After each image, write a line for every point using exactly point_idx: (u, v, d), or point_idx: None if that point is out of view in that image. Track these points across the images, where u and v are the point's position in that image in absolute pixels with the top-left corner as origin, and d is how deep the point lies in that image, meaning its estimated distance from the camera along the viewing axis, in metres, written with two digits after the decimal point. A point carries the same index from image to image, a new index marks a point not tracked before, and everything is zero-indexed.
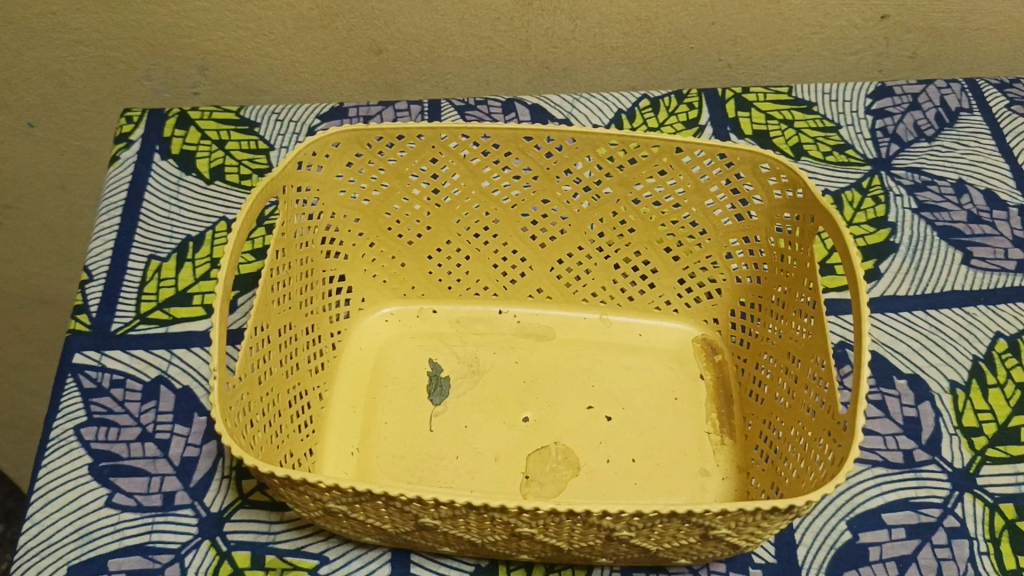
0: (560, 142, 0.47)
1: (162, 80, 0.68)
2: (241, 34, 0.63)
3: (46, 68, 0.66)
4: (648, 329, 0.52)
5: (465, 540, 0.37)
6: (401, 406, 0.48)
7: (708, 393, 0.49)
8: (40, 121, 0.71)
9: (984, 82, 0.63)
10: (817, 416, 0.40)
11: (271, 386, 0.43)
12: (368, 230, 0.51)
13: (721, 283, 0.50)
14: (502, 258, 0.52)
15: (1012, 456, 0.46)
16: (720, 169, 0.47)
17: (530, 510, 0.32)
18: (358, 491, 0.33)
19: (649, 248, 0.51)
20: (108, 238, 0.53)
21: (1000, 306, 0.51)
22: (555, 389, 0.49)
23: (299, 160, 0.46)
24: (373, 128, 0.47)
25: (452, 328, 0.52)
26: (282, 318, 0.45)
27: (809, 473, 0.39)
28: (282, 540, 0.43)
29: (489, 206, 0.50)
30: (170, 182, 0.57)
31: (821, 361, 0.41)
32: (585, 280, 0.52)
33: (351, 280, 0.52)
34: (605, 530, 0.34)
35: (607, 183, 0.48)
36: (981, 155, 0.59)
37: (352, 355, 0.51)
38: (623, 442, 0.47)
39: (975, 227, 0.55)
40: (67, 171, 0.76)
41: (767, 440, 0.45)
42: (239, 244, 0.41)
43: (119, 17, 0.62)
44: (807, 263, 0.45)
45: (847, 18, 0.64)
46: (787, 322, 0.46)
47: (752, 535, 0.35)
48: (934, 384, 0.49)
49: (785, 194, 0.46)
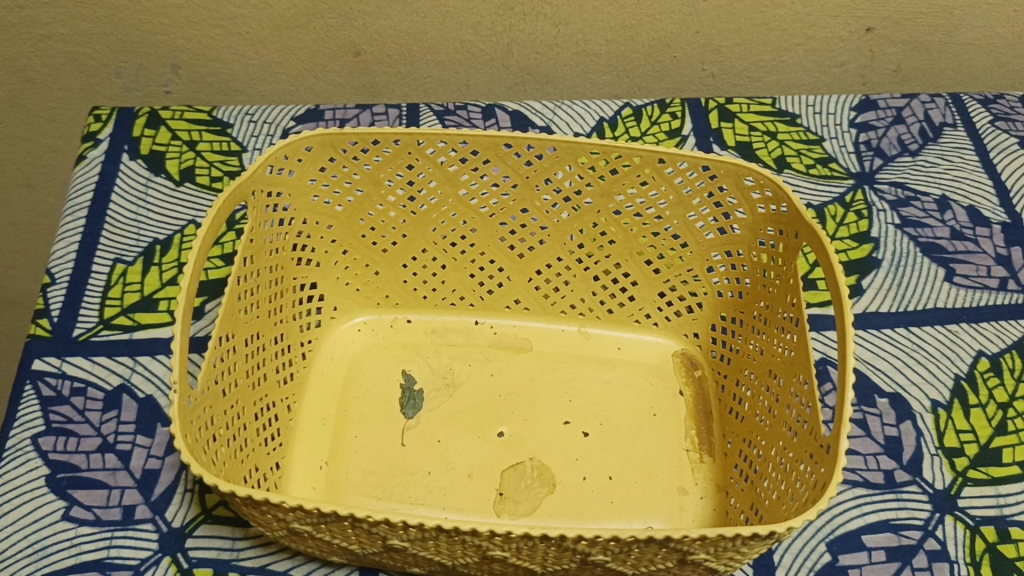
0: (539, 151, 0.46)
1: (133, 77, 0.66)
2: (216, 33, 0.62)
3: (12, 62, 0.64)
4: (627, 342, 0.51)
5: (435, 561, 0.36)
6: (373, 420, 0.47)
7: (687, 409, 0.48)
8: (6, 117, 0.69)
9: (968, 97, 0.63)
10: (799, 437, 0.39)
11: (237, 398, 0.41)
12: (341, 236, 0.49)
13: (702, 296, 0.49)
14: (479, 268, 0.51)
15: (994, 477, 0.45)
16: (704, 181, 0.46)
17: (503, 534, 0.31)
18: (324, 512, 0.32)
19: (630, 260, 0.49)
20: (72, 239, 0.52)
21: (982, 324, 0.51)
22: (532, 403, 0.48)
23: (270, 165, 0.44)
24: (346, 133, 0.45)
25: (427, 338, 0.51)
26: (250, 328, 0.44)
27: (789, 496, 0.38)
28: (245, 557, 0.41)
29: (466, 214, 0.49)
30: (138, 183, 0.55)
31: (804, 380, 0.40)
32: (564, 292, 0.51)
33: (323, 288, 0.51)
34: (580, 554, 0.33)
35: (588, 193, 0.47)
36: (965, 171, 0.58)
37: (322, 365, 0.50)
38: (600, 459, 0.46)
39: (958, 244, 0.54)
40: (34, 169, 0.74)
41: (747, 459, 0.44)
42: (204, 250, 0.39)
43: (89, 12, 0.60)
44: (791, 279, 0.44)
45: (833, 30, 0.63)
46: (768, 339, 0.45)
47: (732, 559, 0.34)
48: (915, 403, 0.48)
49: (770, 208, 0.45)
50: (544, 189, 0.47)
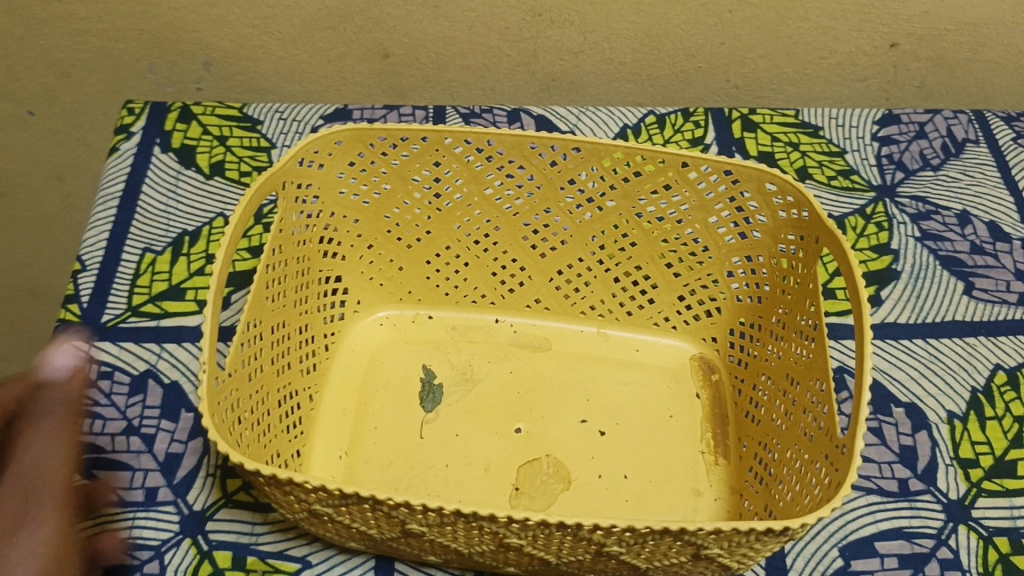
0: (563, 151, 0.47)
1: (165, 74, 0.67)
2: (248, 31, 0.63)
3: (49, 56, 0.65)
4: (645, 345, 0.52)
5: (451, 549, 0.36)
6: (392, 412, 0.48)
7: (703, 412, 0.48)
8: (41, 109, 0.70)
9: (990, 114, 0.63)
10: (814, 439, 0.40)
11: (262, 383, 0.42)
12: (367, 231, 0.50)
13: (721, 301, 0.50)
14: (502, 267, 0.52)
15: (1008, 489, 0.45)
16: (726, 187, 0.46)
17: (519, 521, 0.32)
18: (344, 493, 0.32)
19: (650, 263, 0.50)
20: (103, 228, 0.53)
21: (1000, 338, 0.51)
22: (549, 401, 0.48)
23: (301, 157, 0.45)
24: (376, 129, 0.46)
25: (448, 335, 0.52)
26: (276, 317, 0.44)
27: (803, 496, 0.39)
28: (264, 542, 0.42)
29: (490, 213, 0.50)
30: (170, 175, 0.56)
31: (821, 383, 0.41)
32: (584, 293, 0.52)
33: (348, 282, 0.51)
34: (595, 545, 0.33)
35: (611, 195, 0.48)
36: (986, 187, 0.59)
37: (344, 356, 0.50)
38: (615, 458, 0.46)
39: (978, 258, 0.55)
40: (66, 162, 0.75)
41: (762, 461, 0.44)
42: (235, 240, 0.40)
43: (125, 9, 0.62)
44: (810, 284, 0.44)
45: (857, 44, 0.64)
46: (787, 344, 0.45)
47: (745, 556, 0.35)
48: (931, 414, 0.48)
49: (791, 214, 0.45)
50: (568, 189, 0.48)
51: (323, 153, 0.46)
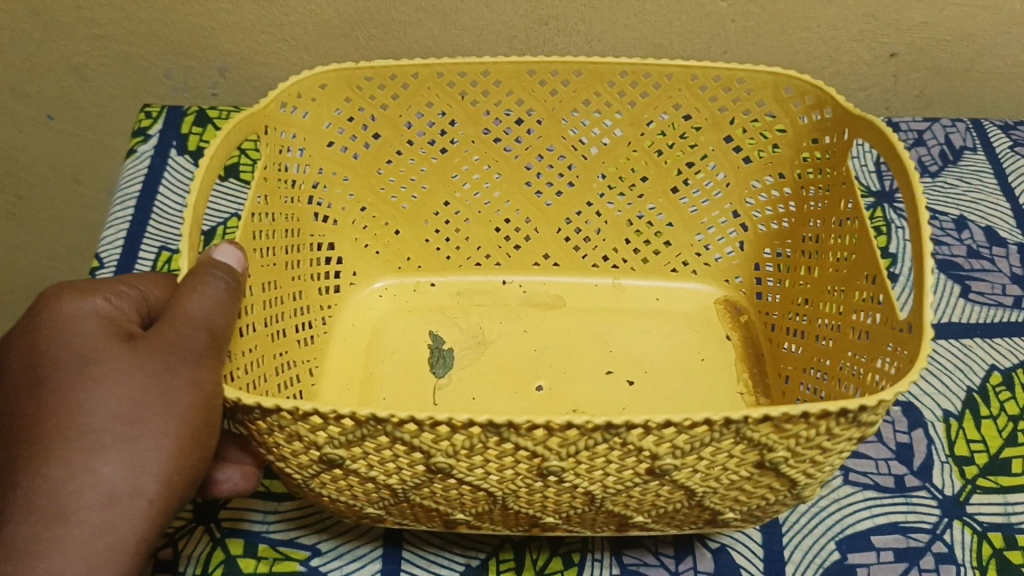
0: (563, 79, 0.52)
1: (182, 79, 0.69)
2: (263, 39, 0.64)
3: (69, 61, 0.67)
4: (663, 293, 0.59)
5: (482, 495, 0.36)
6: (401, 378, 0.54)
7: (736, 353, 0.55)
8: (59, 113, 0.72)
9: (988, 123, 0.64)
10: (867, 340, 0.45)
11: (257, 343, 0.46)
12: (360, 187, 0.56)
13: (745, 237, 0.57)
14: (504, 223, 0.58)
15: (1003, 486, 0.46)
16: (734, 98, 0.52)
17: (559, 435, 0.32)
18: (358, 418, 0.32)
19: (663, 199, 0.57)
20: (121, 227, 0.55)
21: (995, 340, 0.52)
22: (568, 359, 0.55)
23: (284, 103, 0.50)
24: (360, 69, 0.51)
25: (453, 300, 0.58)
26: (267, 275, 0.49)
27: (876, 379, 0.43)
28: (275, 530, 0.44)
29: (492, 158, 0.56)
30: (187, 177, 0.58)
31: (871, 277, 0.46)
32: (598, 242, 0.58)
33: (343, 250, 0.57)
34: (647, 460, 0.33)
35: (620, 123, 0.54)
36: (983, 194, 0.60)
37: (343, 329, 0.56)
38: (648, 400, 0.52)
39: (975, 261, 0.56)
40: (84, 165, 0.77)
41: (809, 386, 0.50)
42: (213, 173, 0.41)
43: (143, 15, 0.63)
44: (843, 179, 0.50)
45: (858, 54, 0.65)
46: (822, 255, 0.51)
47: (811, 468, 0.36)
48: (927, 412, 0.49)
49: (810, 117, 0.51)
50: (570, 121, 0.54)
51: (306, 100, 0.51)
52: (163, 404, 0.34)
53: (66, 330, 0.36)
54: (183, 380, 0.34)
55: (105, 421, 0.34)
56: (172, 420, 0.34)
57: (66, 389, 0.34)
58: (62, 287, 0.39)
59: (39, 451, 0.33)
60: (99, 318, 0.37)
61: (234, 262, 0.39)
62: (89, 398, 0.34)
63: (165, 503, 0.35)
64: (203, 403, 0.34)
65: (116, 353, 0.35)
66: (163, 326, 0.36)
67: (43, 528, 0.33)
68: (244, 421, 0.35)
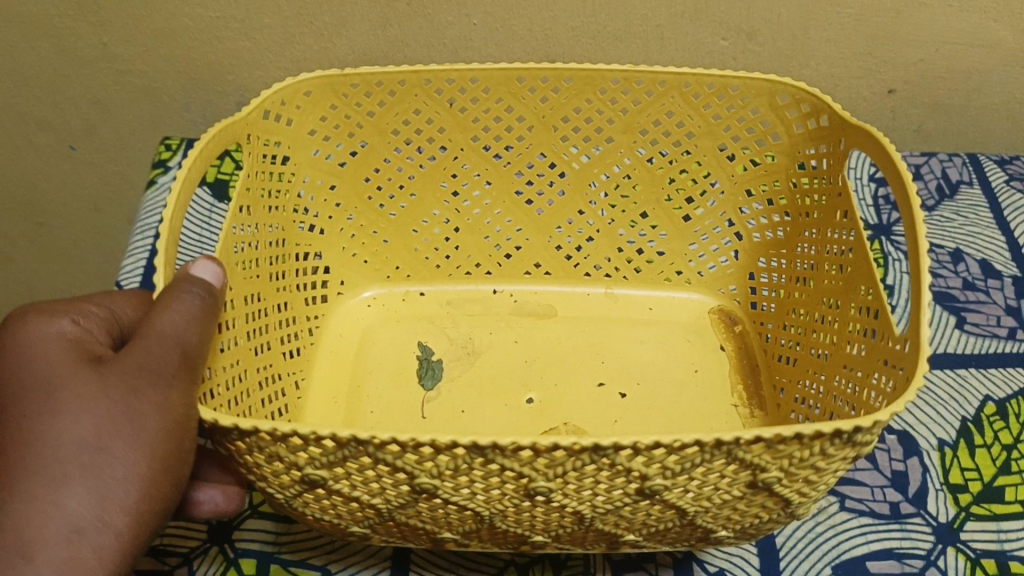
0: (553, 86, 0.55)
1: (200, 112, 0.71)
2: (280, 75, 0.66)
3: (92, 94, 0.70)
4: (658, 304, 0.62)
5: (470, 514, 0.38)
6: (389, 389, 0.57)
7: (731, 364, 0.58)
8: (81, 144, 0.74)
9: (985, 157, 0.66)
10: (860, 356, 0.48)
11: (240, 356, 0.48)
12: (345, 193, 0.60)
13: (739, 245, 0.60)
14: (492, 233, 0.62)
15: (996, 514, 0.47)
16: (728, 106, 0.55)
17: (546, 456, 0.33)
18: (338, 439, 0.33)
19: (656, 207, 0.60)
20: (141, 256, 0.57)
21: (991, 370, 0.54)
22: (560, 370, 0.58)
23: (269, 110, 0.53)
24: (343, 76, 0.54)
25: (443, 309, 0.61)
26: (248, 288, 0.51)
27: (868, 392, 0.45)
28: (286, 551, 0.45)
29: (481, 165, 0.59)
30: (204, 208, 0.62)
31: (866, 289, 0.49)
32: (591, 251, 0.62)
33: (331, 260, 0.61)
34: (638, 481, 0.35)
35: (613, 133, 0.57)
36: (979, 227, 0.61)
37: (328, 342, 0.60)
38: (643, 410, 0.55)
39: (970, 294, 0.57)
40: (104, 193, 0.79)
41: (805, 403, 0.53)
42: (182, 206, 0.41)
43: (164, 52, 0.65)
44: (838, 193, 0.53)
45: (856, 91, 0.67)
46: (818, 268, 0.54)
47: (806, 488, 0.37)
48: (923, 440, 0.51)
49: (805, 125, 0.54)
50: (561, 129, 0.57)
51: (291, 107, 0.55)
52: (130, 429, 0.35)
53: (31, 351, 0.38)
54: (151, 403, 0.36)
55: (71, 451, 0.35)
56: (140, 448, 0.35)
57: (32, 418, 0.35)
58: (23, 312, 0.40)
59: (6, 481, 0.34)
60: (60, 344, 0.38)
61: (211, 277, 0.40)
62: (55, 426, 0.35)
63: (135, 531, 0.36)
64: (172, 427, 0.36)
65: (79, 379, 0.36)
66: (127, 348, 0.37)
67: (12, 560, 0.33)
68: (223, 442, 0.36)
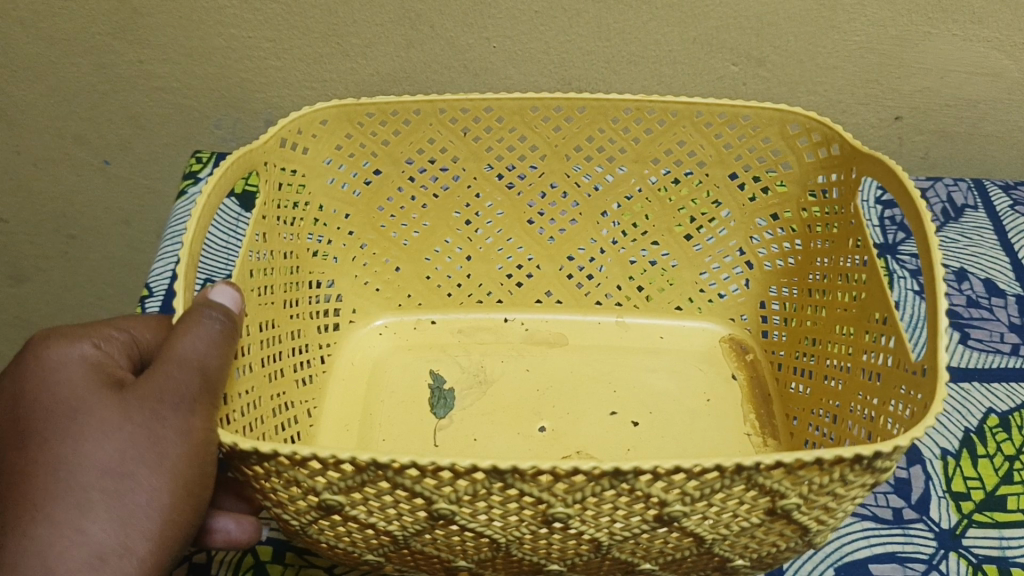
0: (565, 116, 0.57)
1: (230, 129, 0.74)
2: (307, 93, 0.69)
3: (128, 110, 0.73)
4: (668, 333, 0.64)
5: (488, 543, 0.38)
6: (402, 418, 0.58)
7: (743, 393, 0.59)
8: (115, 158, 0.77)
9: (990, 183, 0.67)
10: (878, 386, 0.48)
11: (255, 383, 0.50)
12: (358, 220, 0.61)
13: (751, 275, 0.62)
14: (510, 264, 0.64)
15: (998, 521, 0.48)
16: (739, 136, 0.57)
17: (565, 481, 0.34)
18: (356, 464, 0.34)
19: (667, 236, 0.63)
20: (170, 260, 0.61)
21: (993, 384, 0.55)
22: (570, 402, 0.59)
23: (285, 140, 0.55)
24: (357, 107, 0.56)
25: (454, 338, 0.63)
26: (263, 313, 0.53)
27: (885, 417, 0.46)
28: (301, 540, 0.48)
29: (495, 195, 0.62)
30: (231, 218, 0.65)
31: (882, 314, 0.50)
32: (602, 282, 0.64)
33: (343, 288, 0.63)
34: (657, 506, 0.35)
35: (624, 161, 0.60)
36: (983, 248, 0.63)
37: (339, 371, 0.61)
38: (658, 436, 0.57)
39: (974, 310, 0.59)
40: (134, 208, 0.83)
41: (817, 431, 0.54)
42: (210, 211, 0.43)
43: (198, 70, 0.68)
44: (849, 221, 0.54)
45: (864, 117, 0.69)
46: (831, 294, 0.56)
47: (824, 515, 0.38)
48: (926, 449, 0.52)
49: (815, 153, 0.56)
50: (572, 157, 0.59)
51: (307, 136, 0.56)
52: (152, 453, 0.36)
53: (53, 375, 0.39)
54: (172, 428, 0.36)
55: (90, 478, 0.36)
56: (162, 471, 0.36)
57: (55, 444, 0.36)
58: (46, 338, 0.41)
59: (29, 506, 0.35)
60: (85, 371, 0.39)
61: (230, 301, 0.42)
62: (78, 451, 0.36)
63: (157, 554, 0.36)
64: (192, 452, 0.36)
65: (104, 403, 0.37)
66: (149, 374, 0.37)
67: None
68: (240, 468, 0.37)
